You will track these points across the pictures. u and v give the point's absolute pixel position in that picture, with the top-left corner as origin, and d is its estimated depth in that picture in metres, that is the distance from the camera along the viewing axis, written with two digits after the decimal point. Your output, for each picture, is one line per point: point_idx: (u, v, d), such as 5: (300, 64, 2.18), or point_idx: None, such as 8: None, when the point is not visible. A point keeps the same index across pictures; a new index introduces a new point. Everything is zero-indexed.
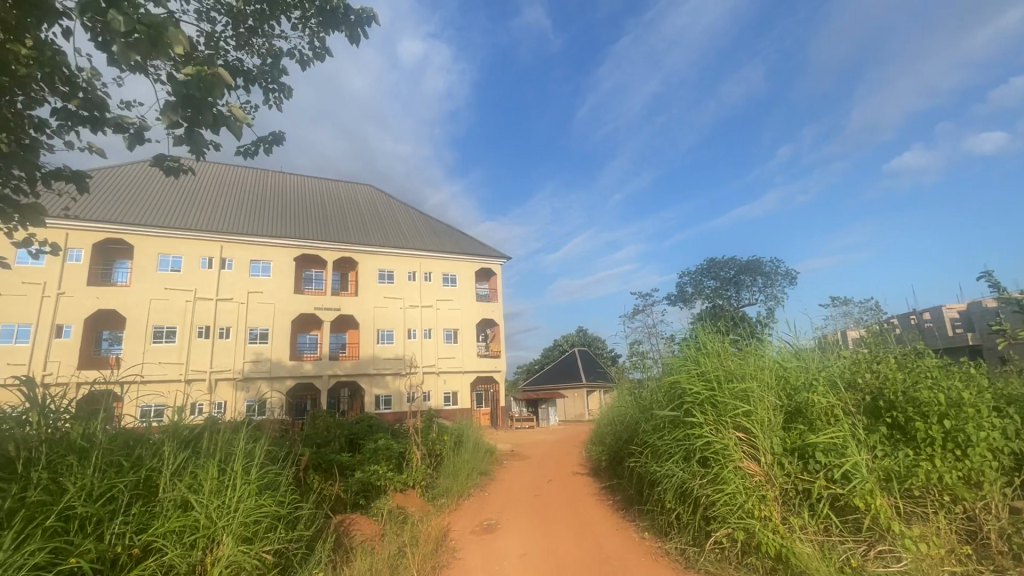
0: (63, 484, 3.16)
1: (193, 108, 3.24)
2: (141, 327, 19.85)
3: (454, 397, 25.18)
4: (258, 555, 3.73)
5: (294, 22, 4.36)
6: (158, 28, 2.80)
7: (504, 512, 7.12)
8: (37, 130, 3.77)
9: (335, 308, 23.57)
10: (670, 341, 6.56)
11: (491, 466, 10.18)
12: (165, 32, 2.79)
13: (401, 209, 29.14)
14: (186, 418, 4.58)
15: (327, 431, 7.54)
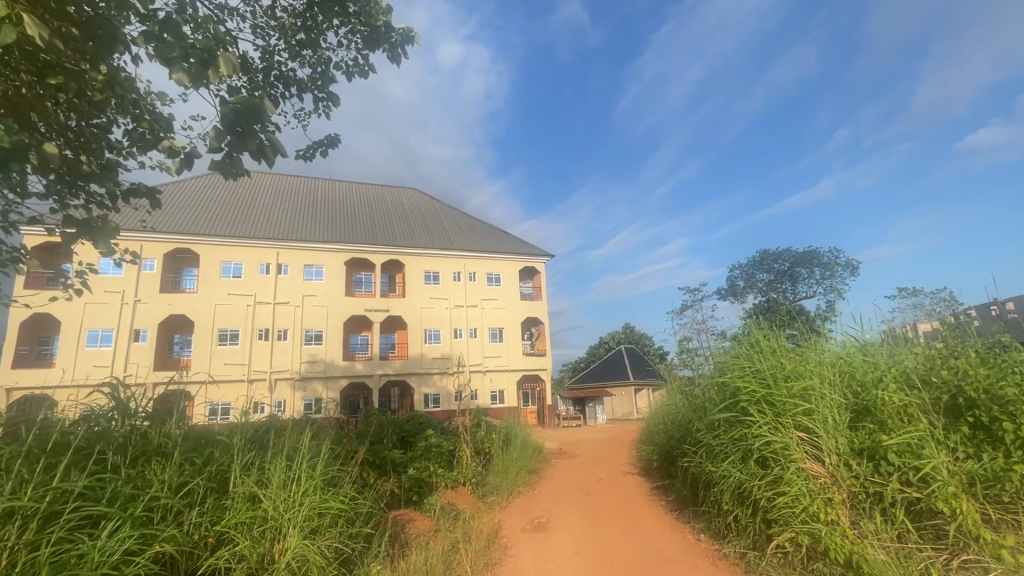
0: (149, 477, 3.43)
1: (238, 136, 3.29)
2: (208, 331, 21.13)
3: (501, 395, 25.34)
4: (322, 547, 3.91)
5: (342, 35, 4.51)
6: (214, 53, 3.00)
7: (554, 511, 7.10)
8: (114, 150, 4.06)
9: (384, 309, 24.27)
10: (721, 338, 6.36)
11: (539, 464, 10.19)
12: (220, 56, 3.00)
13: (444, 211, 29.64)
14: (252, 416, 4.87)
15: (379, 428, 7.78)
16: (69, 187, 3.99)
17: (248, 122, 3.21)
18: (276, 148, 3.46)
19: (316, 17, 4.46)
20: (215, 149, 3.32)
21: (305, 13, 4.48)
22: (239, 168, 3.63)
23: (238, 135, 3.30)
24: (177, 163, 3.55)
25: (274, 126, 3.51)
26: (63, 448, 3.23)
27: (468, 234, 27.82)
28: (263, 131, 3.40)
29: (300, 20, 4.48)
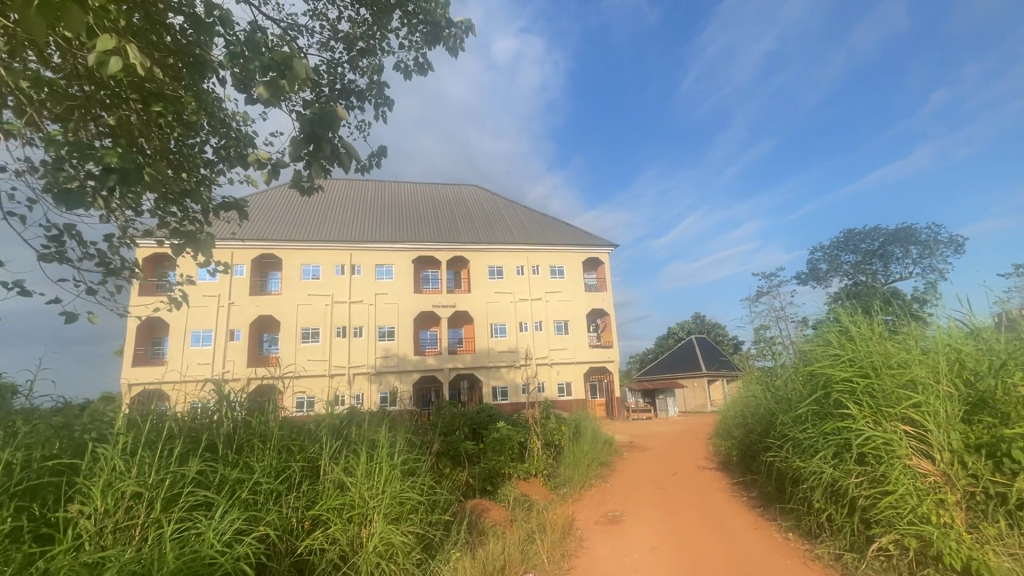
0: (251, 464, 3.75)
1: (316, 143, 3.48)
2: (292, 329, 22.69)
3: (568, 387, 25.30)
4: (404, 533, 4.10)
5: (401, 39, 4.64)
6: (287, 63, 3.16)
7: (628, 504, 7.00)
8: (207, 167, 4.45)
9: (451, 305, 24.97)
10: (803, 326, 5.97)
11: (611, 457, 10.08)
12: (292, 65, 3.14)
13: (505, 205, 29.88)
14: (334, 408, 5.19)
15: (451, 419, 7.97)
16: (170, 204, 4.38)
17: (323, 129, 3.37)
18: (350, 153, 3.59)
19: (376, 25, 4.63)
20: (297, 158, 3.54)
21: (366, 22, 4.66)
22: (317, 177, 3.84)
23: (316, 145, 3.50)
24: (264, 175, 3.79)
25: (347, 134, 3.64)
26: (180, 435, 3.60)
27: (530, 227, 27.85)
28: (337, 137, 3.55)
29: (361, 30, 4.67)
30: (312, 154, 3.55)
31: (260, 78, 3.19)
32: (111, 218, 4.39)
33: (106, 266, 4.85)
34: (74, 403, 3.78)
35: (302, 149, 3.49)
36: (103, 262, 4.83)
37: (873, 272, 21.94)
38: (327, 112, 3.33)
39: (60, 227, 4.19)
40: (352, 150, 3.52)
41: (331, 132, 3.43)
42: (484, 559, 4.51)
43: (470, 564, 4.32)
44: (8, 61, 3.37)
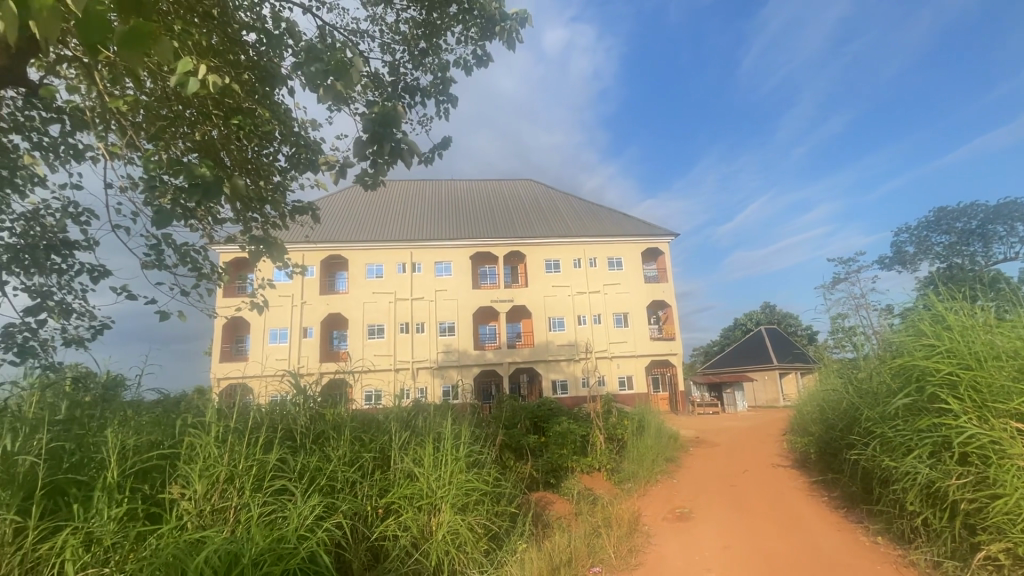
0: (328, 453, 3.99)
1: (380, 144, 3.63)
2: (359, 326, 23.74)
3: (629, 381, 24.84)
4: (471, 523, 4.21)
5: (459, 36, 4.71)
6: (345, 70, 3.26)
7: (697, 501, 6.78)
8: (281, 174, 4.71)
9: (509, 300, 25.20)
10: (888, 313, 5.53)
11: (677, 452, 9.82)
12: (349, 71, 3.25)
13: (560, 198, 29.66)
14: (401, 400, 5.37)
15: (513, 413, 8.05)
16: (249, 211, 4.67)
17: (386, 128, 3.50)
18: (410, 150, 3.70)
19: (435, 23, 4.71)
20: (362, 158, 3.71)
21: (425, 21, 4.75)
22: (381, 175, 3.98)
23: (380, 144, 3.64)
24: (332, 177, 3.98)
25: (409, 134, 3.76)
26: (263, 424, 3.86)
27: (586, 219, 27.47)
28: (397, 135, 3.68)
29: (421, 29, 4.76)
30: (376, 153, 3.70)
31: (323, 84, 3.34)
32: (199, 227, 4.76)
33: (197, 270, 5.29)
34: (173, 395, 4.14)
35: (366, 149, 3.65)
36: (194, 267, 5.27)
37: (971, 255, 19.78)
38: (389, 110, 3.45)
39: (158, 236, 4.60)
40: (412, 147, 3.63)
41: (393, 131, 3.55)
42: (551, 551, 4.53)
43: (536, 556, 4.33)
44: (109, 88, 3.72)
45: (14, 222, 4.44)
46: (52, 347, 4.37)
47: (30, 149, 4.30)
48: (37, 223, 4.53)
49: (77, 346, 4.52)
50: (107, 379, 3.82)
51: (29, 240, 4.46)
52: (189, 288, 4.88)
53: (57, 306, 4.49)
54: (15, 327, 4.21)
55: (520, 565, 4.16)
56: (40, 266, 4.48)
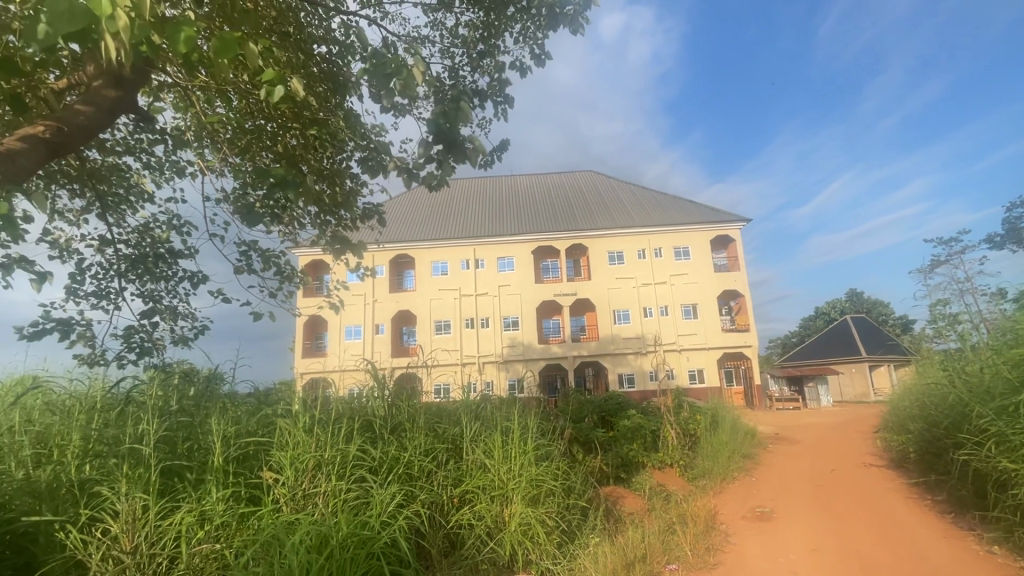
0: (405, 443, 4.19)
1: (446, 144, 3.71)
2: (427, 321, 24.52)
3: (700, 374, 23.93)
4: (542, 515, 4.25)
5: (516, 35, 4.73)
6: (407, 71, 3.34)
7: (779, 501, 6.41)
8: (353, 180, 4.94)
9: (572, 293, 25.06)
10: (1001, 299, 4.95)
11: (755, 449, 9.35)
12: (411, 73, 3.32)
13: (622, 188, 28.98)
14: (470, 394, 5.49)
15: (580, 406, 7.99)
16: (326, 216, 4.92)
17: (452, 127, 3.60)
18: (476, 148, 3.70)
19: (493, 25, 4.75)
20: (428, 159, 3.81)
21: (483, 24, 4.81)
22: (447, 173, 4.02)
23: (446, 144, 3.72)
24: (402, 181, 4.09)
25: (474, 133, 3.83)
26: (345, 415, 4.11)
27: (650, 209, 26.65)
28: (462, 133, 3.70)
29: (479, 32, 4.82)
30: (441, 154, 3.79)
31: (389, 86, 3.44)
32: (282, 233, 5.11)
33: (282, 272, 5.70)
34: (264, 388, 4.49)
35: (432, 149, 3.76)
36: (279, 269, 5.68)
37: None
38: (453, 108, 3.53)
39: (248, 244, 4.99)
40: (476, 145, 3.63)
41: (459, 130, 3.63)
42: (625, 546, 4.40)
43: (609, 550, 4.22)
44: (203, 108, 4.08)
45: (130, 235, 4.99)
46: (164, 346, 4.88)
47: (140, 169, 4.81)
48: (148, 236, 5.06)
49: (183, 345, 5.01)
50: (209, 373, 4.22)
51: (141, 250, 4.99)
52: (276, 289, 5.27)
53: (166, 309, 5.01)
54: (134, 328, 4.74)
55: (594, 557, 4.09)
56: (152, 274, 5.01)
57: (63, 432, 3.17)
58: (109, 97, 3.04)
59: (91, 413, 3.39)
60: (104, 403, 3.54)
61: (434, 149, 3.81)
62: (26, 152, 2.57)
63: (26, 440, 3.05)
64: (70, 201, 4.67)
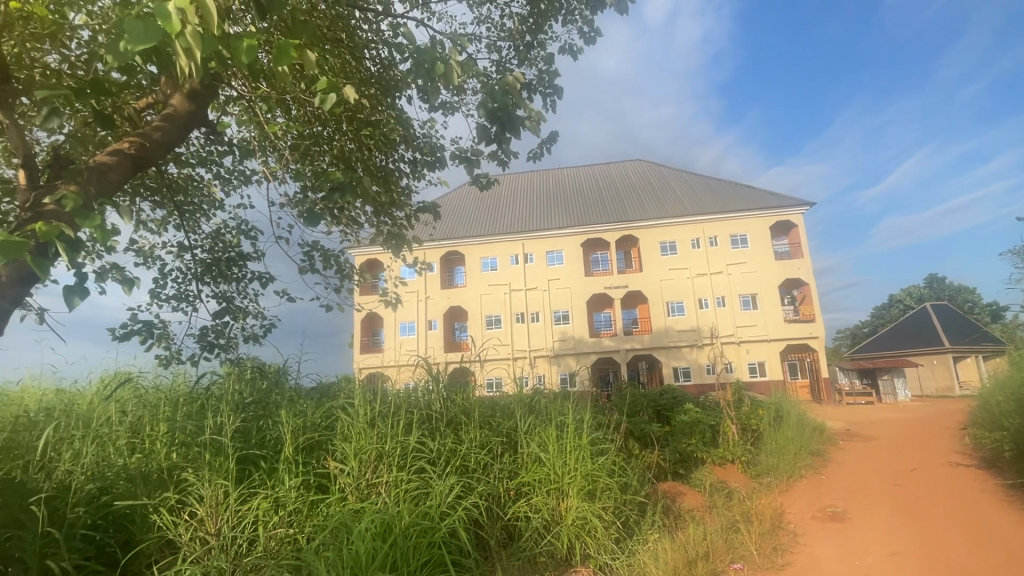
0: (461, 436, 4.29)
1: (500, 125, 3.71)
2: (478, 317, 24.82)
3: (761, 367, 22.89)
4: (599, 509, 4.22)
5: (564, 23, 4.68)
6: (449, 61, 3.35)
7: (853, 501, 6.05)
8: (406, 179, 5.07)
9: (623, 286, 24.64)
10: None
11: (825, 446, 8.83)
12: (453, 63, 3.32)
13: (673, 175, 28.10)
14: (522, 388, 5.51)
15: (635, 400, 7.84)
16: (382, 215, 5.08)
17: (503, 107, 3.58)
18: (533, 120, 3.69)
19: (539, 17, 4.72)
20: (485, 141, 3.84)
21: (529, 15, 4.78)
22: (504, 152, 4.00)
23: (501, 125, 3.73)
24: (462, 170, 4.13)
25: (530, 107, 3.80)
26: (404, 407, 4.24)
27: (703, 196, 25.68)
28: (515, 109, 3.69)
29: (526, 23, 4.79)
30: (498, 134, 3.81)
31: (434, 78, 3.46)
32: (341, 233, 5.32)
33: (342, 271, 5.94)
34: (328, 382, 4.73)
35: (489, 132, 3.80)
36: (339, 268, 5.93)
37: None
38: (503, 86, 3.52)
39: (310, 244, 5.24)
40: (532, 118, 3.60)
41: (512, 109, 3.64)
42: (685, 543, 4.27)
43: (670, 546, 4.10)
44: (266, 117, 4.31)
45: (204, 241, 5.35)
46: (237, 343, 5.21)
47: (212, 178, 5.16)
48: (220, 241, 5.42)
49: (254, 342, 5.34)
50: (277, 367, 4.49)
51: (215, 255, 5.36)
52: (337, 287, 5.51)
53: (238, 308, 5.35)
54: (210, 327, 5.09)
55: (652, 553, 3.99)
56: (224, 277, 5.36)
57: (152, 423, 3.46)
58: (182, 112, 3.27)
59: (175, 406, 3.68)
60: (187, 397, 3.82)
61: (490, 129, 3.84)
62: (115, 168, 2.81)
63: (122, 431, 3.35)
64: (153, 211, 5.07)
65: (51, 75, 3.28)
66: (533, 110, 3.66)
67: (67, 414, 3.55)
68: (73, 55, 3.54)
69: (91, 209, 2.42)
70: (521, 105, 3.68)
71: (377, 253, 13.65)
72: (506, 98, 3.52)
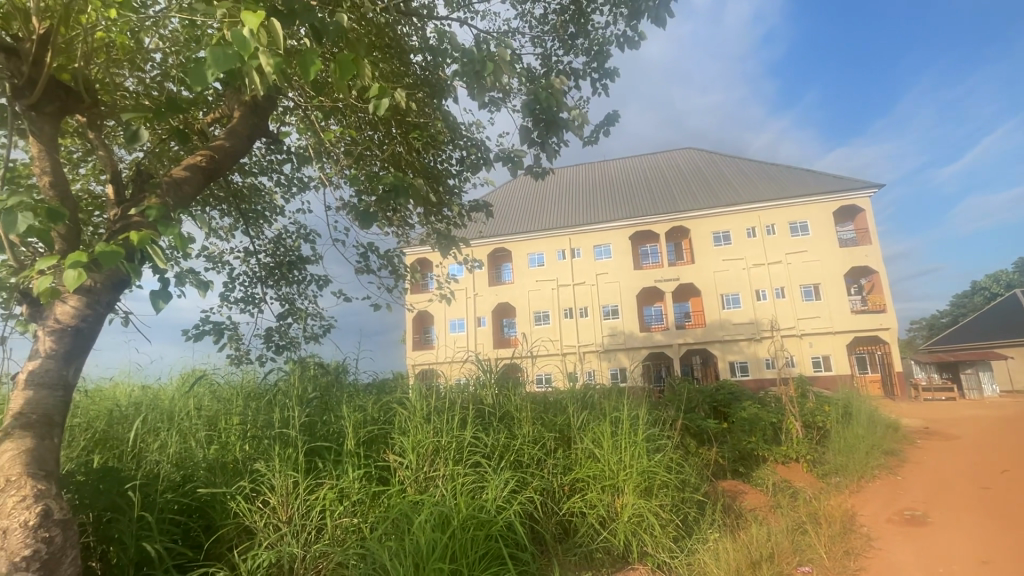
0: (515, 431, 4.33)
1: (546, 124, 3.69)
2: (526, 313, 24.85)
3: (826, 362, 21.65)
4: (657, 508, 4.13)
5: (608, 9, 4.57)
6: (493, 60, 3.35)
7: (935, 504, 5.63)
8: (456, 179, 5.15)
9: (675, 278, 23.99)
10: None
11: (900, 445, 8.24)
12: (497, 61, 3.31)
13: (725, 162, 27.01)
14: (574, 383, 5.48)
15: (690, 397, 7.60)
16: (434, 215, 5.17)
17: (546, 106, 3.54)
18: (578, 122, 3.64)
19: (583, 4, 4.65)
20: (530, 143, 3.84)
21: (573, 5, 4.73)
22: (551, 150, 3.94)
23: (546, 125, 3.71)
24: (508, 172, 4.13)
25: (573, 105, 3.74)
26: (458, 402, 4.32)
27: (758, 182, 24.52)
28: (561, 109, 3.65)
29: (569, 14, 4.73)
30: (543, 134, 3.79)
31: (481, 81, 3.49)
32: (394, 233, 5.47)
33: (396, 270, 6.13)
34: (385, 379, 4.89)
35: (533, 133, 3.78)
36: (394, 267, 6.12)
37: None
38: (548, 86, 3.48)
39: (365, 246, 5.42)
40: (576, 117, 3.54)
41: (556, 108, 3.59)
42: (748, 544, 4.10)
43: (732, 546, 3.96)
44: (321, 126, 4.48)
45: (267, 246, 5.64)
46: (299, 343, 5.48)
47: (273, 186, 5.43)
48: (281, 245, 5.69)
49: (315, 341, 5.60)
50: (337, 365, 4.69)
51: (278, 259, 5.64)
52: (390, 286, 5.65)
53: (300, 310, 5.63)
54: (275, 328, 5.38)
55: (714, 553, 3.86)
56: (286, 279, 5.65)
57: (227, 417, 3.71)
58: (245, 125, 3.47)
59: (248, 401, 3.94)
60: (256, 393, 4.07)
61: (534, 131, 3.82)
62: (189, 180, 3.01)
63: (200, 424, 3.59)
64: (221, 219, 5.41)
65: (130, 96, 3.55)
66: (576, 111, 3.59)
67: (153, 409, 3.85)
68: (148, 77, 3.81)
69: (171, 220, 2.62)
70: (563, 106, 3.65)
71: (427, 253, 14.04)
72: (550, 97, 3.49)
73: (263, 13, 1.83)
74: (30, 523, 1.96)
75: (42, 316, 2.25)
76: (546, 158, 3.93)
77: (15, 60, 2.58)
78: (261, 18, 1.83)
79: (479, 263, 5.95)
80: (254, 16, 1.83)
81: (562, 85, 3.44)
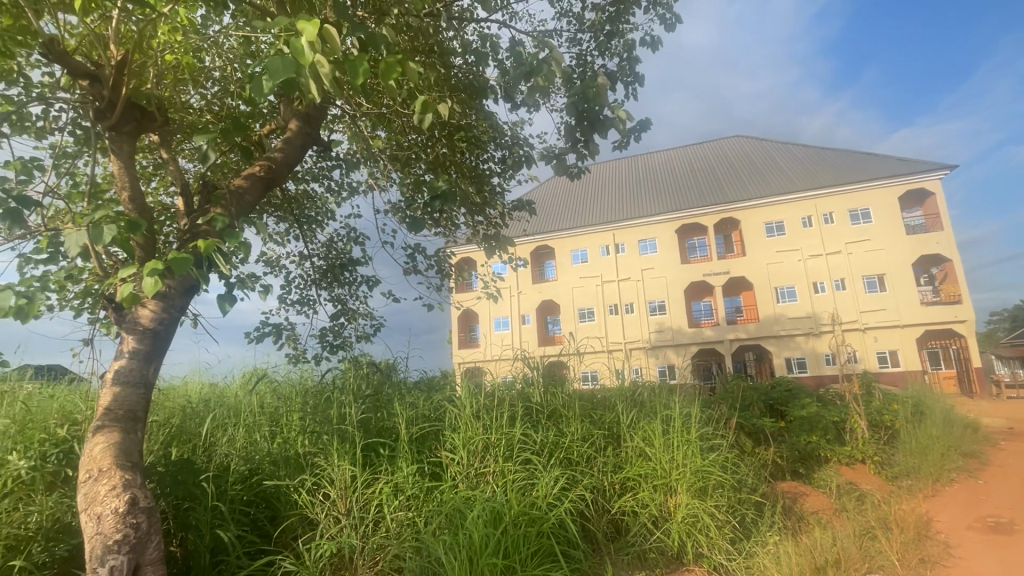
0: (564, 429, 4.32)
1: (589, 122, 3.65)
2: (571, 310, 24.67)
3: (893, 357, 20.30)
4: (712, 508, 4.01)
5: (645, 8, 4.46)
6: (535, 61, 3.35)
7: (1023, 511, 5.17)
8: (498, 178, 5.20)
9: (725, 272, 23.19)
10: None
11: (981, 446, 7.62)
12: (538, 61, 3.30)
13: (777, 149, 25.77)
14: (621, 382, 5.39)
15: (744, 394, 7.32)
16: (477, 216, 5.22)
17: (588, 104, 3.51)
18: (620, 119, 3.57)
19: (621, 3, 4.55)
20: (571, 141, 3.81)
21: (611, 4, 4.65)
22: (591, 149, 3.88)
23: (588, 122, 3.67)
24: (551, 169, 4.12)
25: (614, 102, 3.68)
26: (507, 400, 4.36)
27: (814, 169, 23.25)
28: (602, 107, 3.60)
29: (607, 13, 4.64)
30: (587, 133, 3.75)
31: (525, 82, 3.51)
32: (440, 234, 5.57)
33: (442, 271, 6.25)
34: (435, 377, 4.99)
35: (576, 131, 3.76)
36: (440, 267, 6.24)
37: None
38: (591, 84, 3.44)
39: (413, 248, 5.55)
40: (620, 115, 3.49)
41: (599, 105, 3.56)
42: (811, 548, 3.91)
43: (794, 550, 3.79)
44: (368, 133, 4.61)
45: (320, 250, 5.87)
46: (352, 342, 5.69)
47: (324, 192, 5.65)
48: (333, 248, 5.91)
49: (367, 340, 5.79)
50: (388, 363, 4.83)
51: (330, 262, 5.86)
52: (437, 285, 5.73)
53: (352, 309, 5.84)
54: (329, 328, 5.60)
55: (774, 557, 3.71)
56: (339, 281, 5.87)
57: (288, 413, 3.90)
58: (300, 135, 3.64)
59: (307, 397, 4.12)
60: (314, 390, 4.25)
61: (576, 130, 3.79)
62: (250, 190, 3.19)
63: (264, 420, 3.81)
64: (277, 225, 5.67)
65: (195, 113, 3.77)
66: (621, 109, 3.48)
67: (222, 406, 4.11)
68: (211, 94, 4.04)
69: (234, 227, 2.78)
70: (607, 105, 3.61)
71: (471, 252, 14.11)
72: (593, 95, 3.46)
73: (318, 21, 1.92)
74: (120, 510, 2.12)
75: (125, 319, 2.45)
76: (588, 157, 3.89)
77: (98, 85, 2.80)
78: (318, 27, 1.93)
79: (523, 261, 5.95)
80: (311, 26, 1.92)
81: (607, 81, 3.39)
